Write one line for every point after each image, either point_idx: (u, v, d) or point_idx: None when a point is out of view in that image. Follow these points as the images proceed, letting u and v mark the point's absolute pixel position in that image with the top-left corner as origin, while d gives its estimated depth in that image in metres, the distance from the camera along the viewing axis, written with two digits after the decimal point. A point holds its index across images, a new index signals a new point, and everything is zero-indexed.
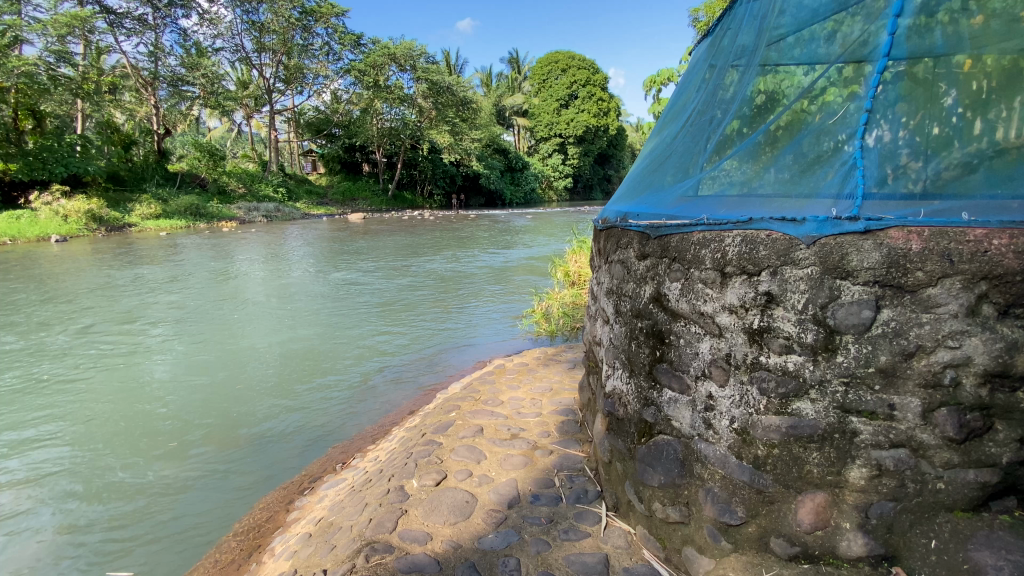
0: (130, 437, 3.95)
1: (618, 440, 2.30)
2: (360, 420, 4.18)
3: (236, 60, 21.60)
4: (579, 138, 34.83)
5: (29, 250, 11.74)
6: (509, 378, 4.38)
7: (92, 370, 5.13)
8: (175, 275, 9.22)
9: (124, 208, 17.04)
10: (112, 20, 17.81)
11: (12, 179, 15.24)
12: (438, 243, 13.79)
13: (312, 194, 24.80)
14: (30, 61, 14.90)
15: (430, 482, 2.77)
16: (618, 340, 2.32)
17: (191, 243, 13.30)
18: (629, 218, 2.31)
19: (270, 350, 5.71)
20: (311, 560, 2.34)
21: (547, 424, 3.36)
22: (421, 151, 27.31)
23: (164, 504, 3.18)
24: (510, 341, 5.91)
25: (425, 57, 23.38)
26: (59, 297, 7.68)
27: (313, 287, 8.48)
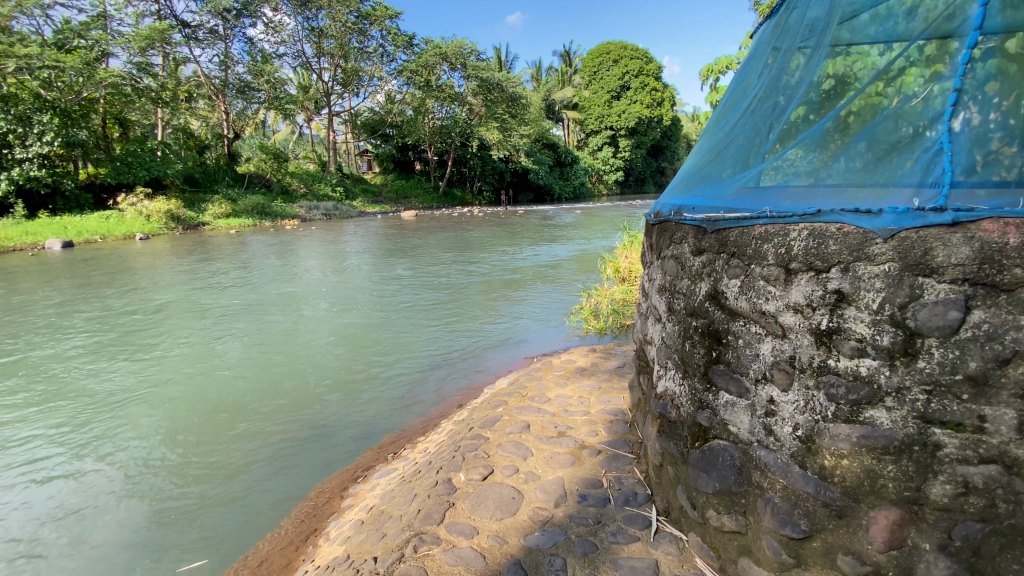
0: (201, 421, 4.26)
1: (670, 443, 2.21)
2: (409, 412, 4.28)
3: (297, 65, 22.57)
4: (631, 130, 34.16)
5: (118, 248, 12.89)
6: (556, 375, 4.36)
7: (170, 358, 5.60)
8: (244, 272, 9.85)
9: (199, 208, 18.31)
10: (188, 33, 19.10)
11: (103, 182, 16.98)
12: (489, 239, 14.01)
13: (367, 192, 25.81)
14: (116, 73, 16.08)
15: (477, 476, 2.78)
16: (670, 339, 2.22)
17: (259, 240, 14.16)
18: (684, 211, 2.19)
19: (327, 342, 5.96)
20: (364, 547, 2.40)
21: (594, 424, 3.31)
22: (471, 148, 27.71)
23: (231, 485, 3.39)
24: (558, 338, 5.87)
25: (475, 55, 23.70)
26: (136, 293, 8.30)
27: (369, 283, 8.82)
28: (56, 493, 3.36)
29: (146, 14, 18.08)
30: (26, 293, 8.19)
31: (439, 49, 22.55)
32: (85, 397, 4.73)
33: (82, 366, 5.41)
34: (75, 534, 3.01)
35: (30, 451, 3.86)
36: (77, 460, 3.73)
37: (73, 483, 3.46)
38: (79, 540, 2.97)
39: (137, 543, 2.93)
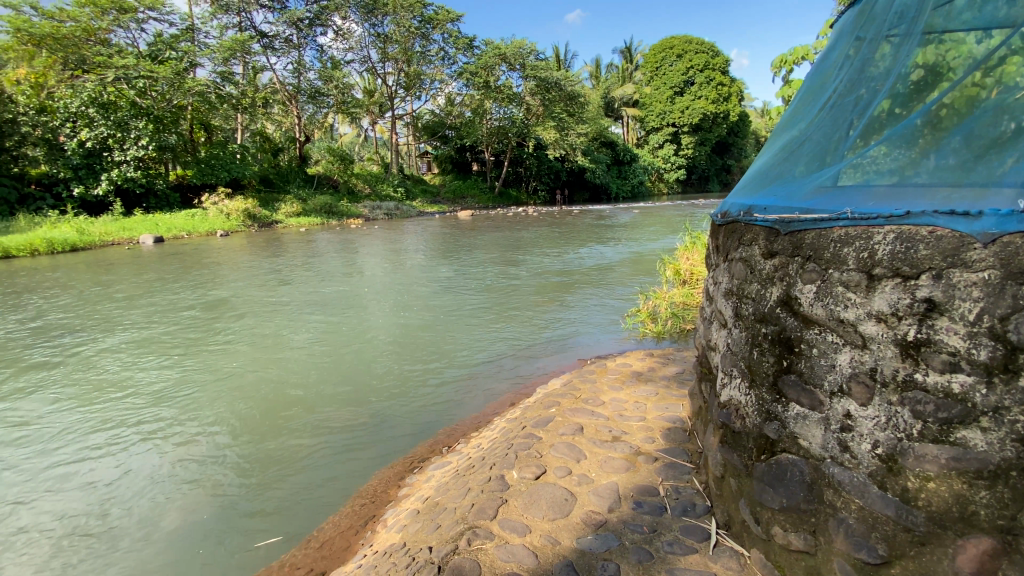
0: (271, 406, 4.55)
1: (733, 454, 2.11)
2: (463, 407, 4.37)
3: (363, 71, 23.53)
4: (694, 127, 32.99)
5: (202, 244, 13.99)
6: (611, 378, 4.29)
7: (244, 347, 6.01)
8: (312, 269, 10.41)
9: (273, 207, 19.52)
10: (266, 43, 20.41)
11: (190, 182, 18.46)
12: (545, 239, 14.03)
13: (426, 192, 26.57)
14: (202, 82, 17.51)
15: (529, 475, 2.80)
16: (736, 346, 2.12)
17: (326, 238, 14.93)
18: (754, 212, 2.08)
19: (386, 338, 6.19)
20: (419, 536, 2.48)
21: (651, 430, 3.23)
22: (528, 148, 27.79)
23: (296, 468, 3.60)
24: (614, 340, 5.79)
25: (534, 55, 23.77)
26: (215, 286, 8.95)
27: (427, 281, 9.07)
28: (143, 468, 3.67)
29: (229, 26, 19.50)
30: (123, 285, 9.04)
31: (498, 49, 22.76)
32: (169, 380, 5.15)
33: (167, 354, 5.89)
34: (161, 501, 3.30)
35: (121, 429, 4.24)
36: (162, 438, 4.08)
37: (157, 460, 3.77)
38: (163, 508, 3.24)
39: (212, 515, 3.17)
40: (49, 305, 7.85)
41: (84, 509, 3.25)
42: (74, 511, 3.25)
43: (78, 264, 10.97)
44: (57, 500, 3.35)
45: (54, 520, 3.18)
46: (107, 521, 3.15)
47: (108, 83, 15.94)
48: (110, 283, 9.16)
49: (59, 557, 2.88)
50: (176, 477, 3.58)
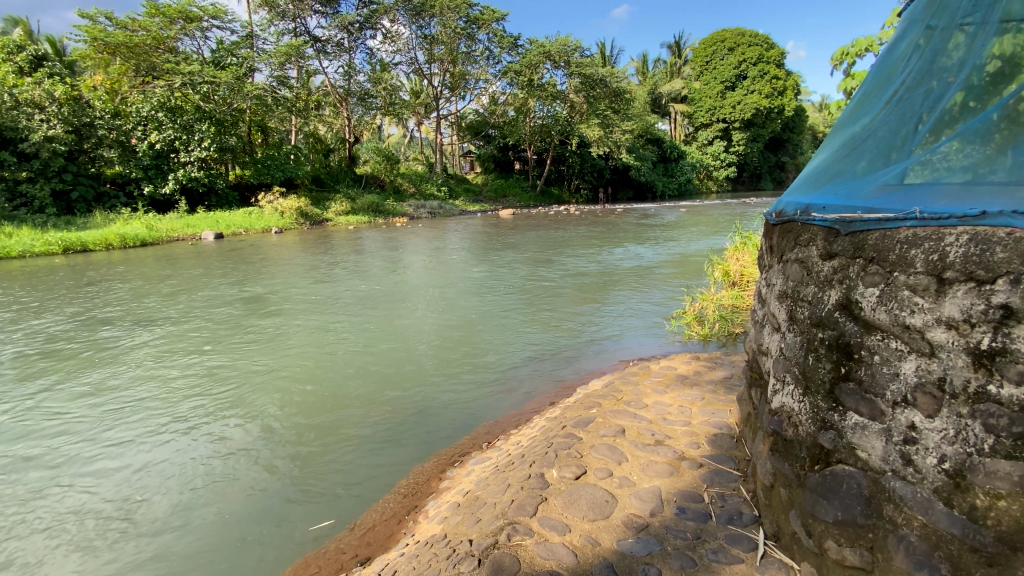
0: (319, 392, 4.73)
1: (784, 463, 2.04)
2: (504, 404, 4.40)
3: (410, 72, 24.03)
4: (746, 123, 31.78)
5: (258, 240, 14.71)
6: (654, 381, 4.21)
7: (295, 335, 6.26)
8: (359, 265, 10.74)
9: (323, 206, 20.27)
10: (319, 48, 21.19)
11: (247, 182, 19.43)
12: (587, 238, 13.90)
13: (469, 191, 26.87)
14: (259, 87, 18.43)
15: (570, 475, 2.79)
16: (789, 351, 2.04)
17: (372, 236, 15.38)
18: (811, 211, 1.98)
19: (429, 333, 6.31)
20: (460, 529, 2.52)
21: (696, 435, 3.16)
22: (571, 146, 27.57)
23: (342, 453, 3.73)
24: (657, 342, 5.68)
25: (579, 52, 23.57)
26: (268, 279, 9.35)
27: (470, 278, 9.18)
28: (200, 445, 3.86)
29: (285, 32, 20.37)
30: (184, 276, 9.57)
31: (543, 47, 22.72)
32: (226, 363, 5.44)
33: (223, 338, 6.18)
34: (217, 476, 3.49)
35: (181, 407, 4.48)
36: (219, 416, 4.31)
37: (214, 437, 3.99)
38: (219, 481, 3.43)
39: (264, 490, 3.33)
40: (120, 293, 8.41)
41: (147, 481, 3.45)
42: (138, 482, 3.45)
43: (146, 257, 11.73)
44: (123, 470, 3.57)
45: (121, 489, 3.39)
46: (167, 492, 3.33)
47: (176, 88, 17.03)
48: (173, 275, 9.73)
49: (125, 523, 3.06)
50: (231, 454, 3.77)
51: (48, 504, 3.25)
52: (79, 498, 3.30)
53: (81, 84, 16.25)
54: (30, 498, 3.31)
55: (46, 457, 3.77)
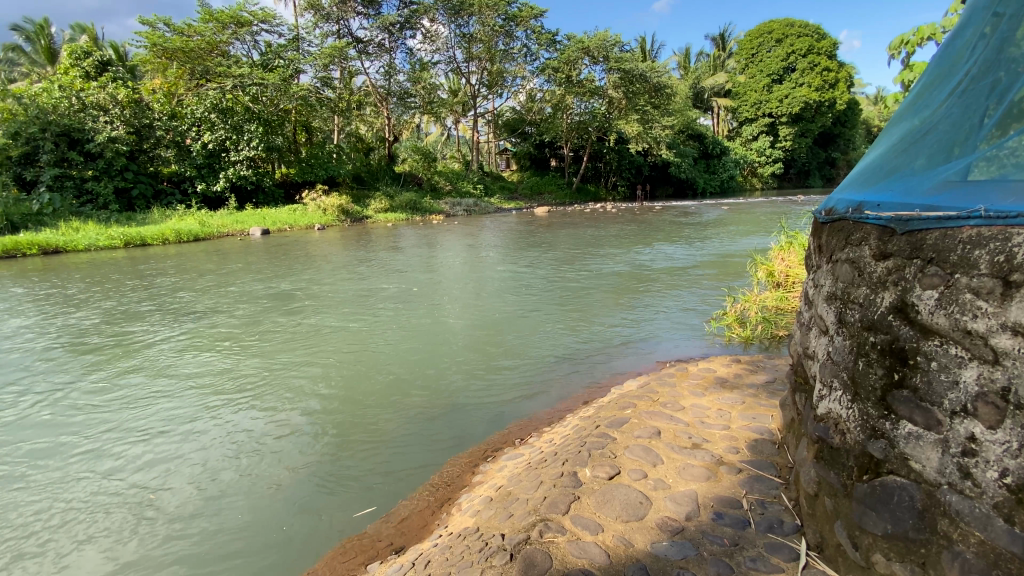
0: (356, 385, 4.86)
1: (830, 472, 1.96)
2: (538, 402, 4.40)
3: (448, 71, 24.29)
4: (794, 117, 30.53)
5: (301, 237, 15.22)
6: (692, 383, 4.12)
7: (335, 329, 6.45)
8: (397, 262, 10.95)
9: (364, 203, 20.77)
10: (361, 49, 21.70)
11: (292, 180, 20.13)
12: (625, 236, 13.69)
13: (505, 189, 26.93)
14: (304, 88, 19.24)
15: (603, 474, 2.77)
16: (837, 355, 1.95)
17: (410, 233, 15.64)
18: (864, 209, 1.89)
19: (464, 330, 6.37)
20: (492, 522, 2.55)
21: (735, 440, 3.08)
22: (609, 143, 27.18)
23: (378, 445, 3.82)
24: (696, 344, 5.55)
25: (618, 47, 23.21)
26: (310, 274, 9.66)
27: (505, 276, 9.20)
28: (245, 433, 4.02)
29: (329, 34, 20.94)
30: (233, 271, 10.02)
31: (581, 43, 22.49)
32: (270, 354, 5.66)
33: (268, 331, 6.44)
34: (261, 461, 3.64)
35: (229, 395, 4.69)
36: (263, 405, 4.49)
37: (257, 424, 4.16)
38: (262, 466, 3.58)
39: (304, 477, 3.45)
40: (175, 286, 8.90)
41: (197, 464, 3.63)
42: (189, 465, 3.62)
43: (198, 252, 12.36)
44: (176, 453, 3.77)
45: (171, 470, 3.57)
46: (216, 476, 3.48)
47: (228, 91, 17.83)
48: (223, 270, 10.21)
49: (177, 504, 3.23)
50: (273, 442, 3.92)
51: (108, 483, 3.46)
52: (137, 478, 3.51)
53: (141, 88, 17.23)
54: (92, 476, 3.53)
55: (107, 438, 4.02)
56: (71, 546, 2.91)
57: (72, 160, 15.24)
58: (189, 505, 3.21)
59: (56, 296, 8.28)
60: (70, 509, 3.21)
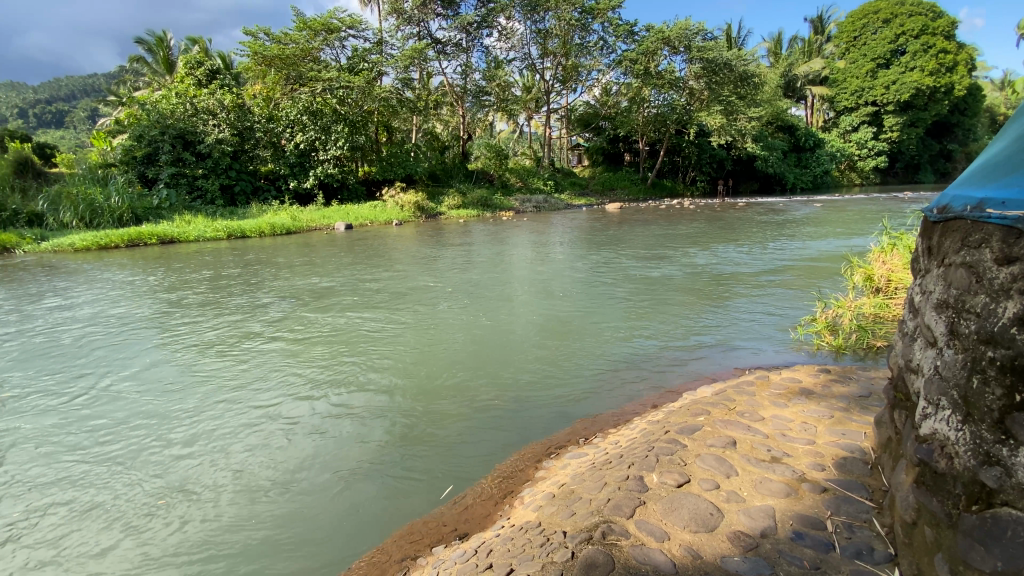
0: (428, 375, 5.04)
1: (931, 499, 1.75)
2: (604, 402, 4.33)
3: (523, 68, 24.40)
4: (902, 105, 27.66)
5: (379, 231, 16.00)
6: (774, 393, 3.86)
7: (409, 321, 6.73)
8: (467, 257, 11.18)
9: (438, 200, 21.44)
10: (439, 49, 22.34)
11: (373, 177, 21.16)
12: (702, 235, 13.08)
13: (576, 184, 26.68)
14: (385, 90, 19.91)
15: (671, 482, 2.68)
16: (948, 370, 1.74)
17: (481, 230, 15.94)
18: (986, 206, 1.65)
19: (532, 326, 6.40)
20: (554, 519, 2.55)
21: (820, 456, 2.85)
22: (688, 136, 26.00)
23: (447, 434, 3.94)
24: (780, 350, 5.21)
25: (701, 36, 22.19)
26: (386, 268, 10.12)
27: (575, 273, 9.13)
28: (323, 414, 4.27)
29: (410, 37, 21.76)
30: (318, 263, 10.73)
31: (661, 33, 21.71)
32: (349, 341, 6.00)
33: (347, 318, 6.85)
34: (337, 441, 3.87)
35: (309, 375, 4.99)
36: (340, 388, 4.76)
37: (335, 405, 4.43)
38: (337, 446, 3.79)
39: (374, 460, 3.61)
40: (267, 275, 9.66)
41: (279, 440, 3.87)
42: (272, 440, 3.88)
43: (288, 245, 13.36)
44: (261, 428, 4.05)
45: (257, 441, 3.88)
46: (296, 452, 3.71)
47: (318, 94, 19.09)
48: (308, 261, 10.93)
49: (261, 476, 3.45)
50: (348, 424, 4.15)
51: (202, 451, 3.76)
52: (227, 448, 3.79)
53: (244, 93, 18.87)
54: (189, 443, 3.86)
55: (202, 408, 4.38)
56: (172, 507, 3.18)
57: (185, 160, 16.98)
58: (272, 478, 3.43)
59: (167, 281, 9.25)
60: (170, 473, 3.51)
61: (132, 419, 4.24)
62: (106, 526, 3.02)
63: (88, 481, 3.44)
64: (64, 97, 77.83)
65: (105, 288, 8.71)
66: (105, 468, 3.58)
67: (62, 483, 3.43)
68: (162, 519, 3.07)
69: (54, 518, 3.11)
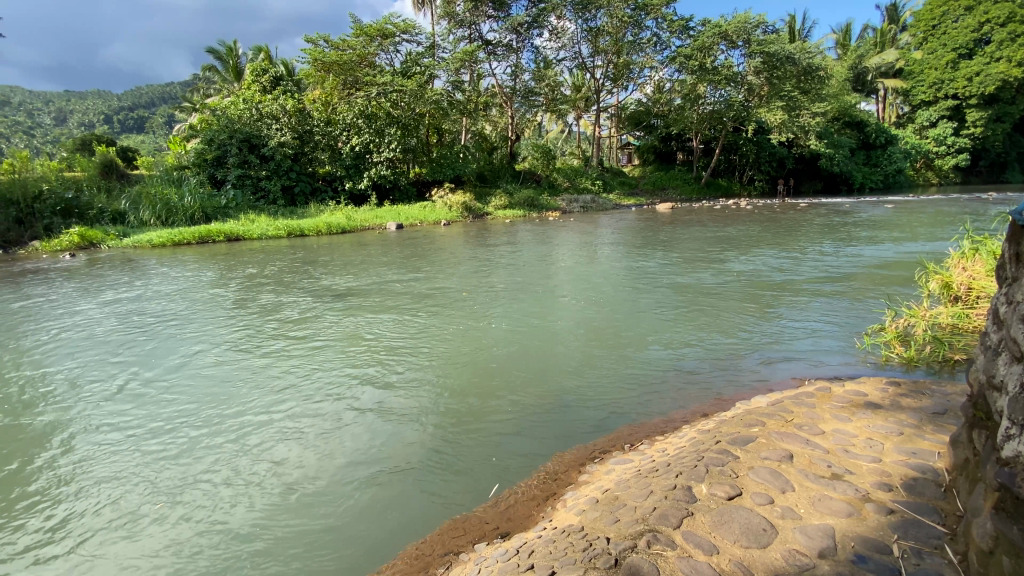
0: (473, 374, 5.11)
1: (1013, 529, 1.59)
2: (650, 408, 4.23)
3: (573, 67, 24.24)
4: (987, 98, 25.51)
5: (428, 231, 16.34)
6: (836, 406, 3.64)
7: (456, 320, 6.83)
8: (514, 257, 11.22)
9: (485, 200, 21.66)
10: (490, 50, 22.55)
11: (423, 177, 21.62)
12: (759, 237, 12.53)
13: (625, 184, 26.26)
14: (437, 92, 20.12)
15: (721, 494, 2.57)
16: None
17: (528, 230, 15.96)
18: None
19: (578, 328, 6.34)
20: (597, 524, 2.51)
21: (886, 475, 2.66)
22: (746, 134, 24.96)
23: (490, 433, 3.97)
24: (842, 361, 4.91)
25: (762, 29, 21.27)
26: (434, 268, 10.33)
27: (622, 275, 8.98)
28: (371, 410, 4.39)
29: (461, 39, 22.09)
30: (370, 262, 11.09)
31: (719, 27, 20.99)
32: (398, 338, 6.17)
33: (395, 316, 7.04)
34: (384, 437, 3.96)
35: (360, 372, 5.18)
36: (388, 384, 4.90)
37: (383, 401, 4.56)
38: (384, 442, 3.89)
39: (419, 457, 3.68)
40: (323, 272, 10.09)
41: (327, 435, 4.00)
42: (322, 435, 4.02)
43: (342, 244, 13.88)
44: (312, 423, 4.20)
45: (308, 434, 4.04)
46: (345, 446, 3.85)
47: (373, 98, 19.74)
48: (361, 260, 11.31)
49: (311, 470, 3.58)
50: (395, 420, 4.26)
51: (256, 444, 3.93)
52: (282, 440, 3.97)
53: (305, 99, 19.80)
54: (248, 434, 4.08)
55: (257, 402, 4.59)
56: (231, 495, 3.35)
57: (250, 163, 18.00)
58: (321, 472, 3.55)
59: (231, 277, 9.83)
60: (230, 460, 3.72)
61: (194, 411, 4.49)
62: (172, 510, 3.23)
63: (153, 470, 3.66)
64: (143, 103, 84.10)
65: (176, 283, 9.35)
66: (169, 457, 3.81)
67: (130, 471, 3.67)
68: (219, 508, 3.23)
69: (123, 503, 3.33)
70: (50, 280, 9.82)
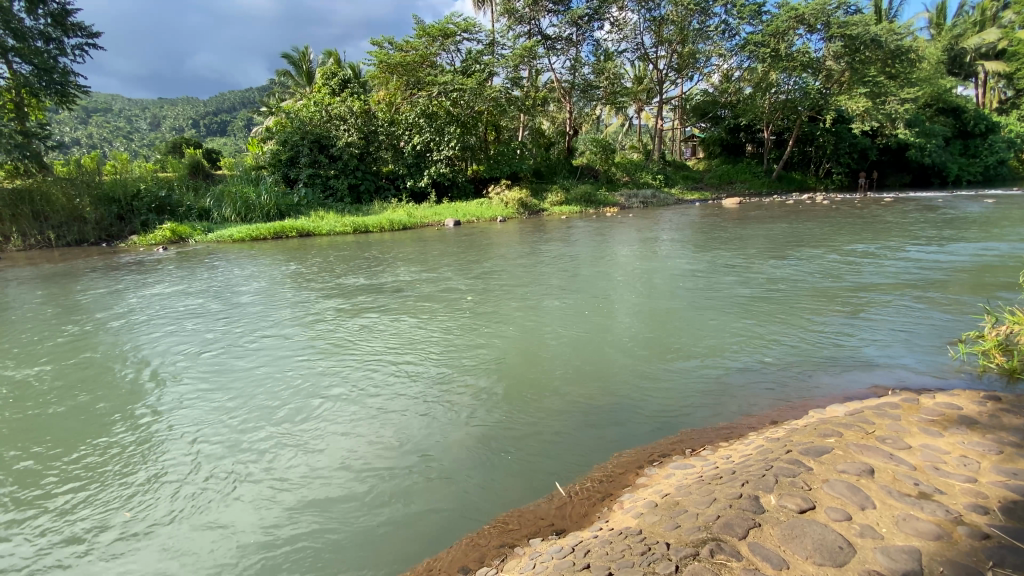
0: (528, 371, 5.13)
1: None
2: (713, 413, 4.07)
3: (634, 58, 23.63)
4: None
5: (485, 227, 16.55)
6: (924, 419, 3.34)
7: (511, 317, 6.88)
8: (570, 254, 11.12)
9: (542, 196, 21.64)
10: (549, 45, 22.42)
11: (480, 174, 21.90)
12: (834, 234, 11.72)
13: (687, 179, 25.37)
14: (496, 90, 20.54)
15: (792, 506, 2.44)
16: None
17: (584, 226, 15.79)
18: None
19: (635, 327, 6.20)
20: (657, 528, 2.46)
21: (983, 497, 2.42)
22: (823, 123, 23.31)
23: (544, 431, 3.97)
24: (931, 371, 4.49)
25: (844, 10, 19.76)
26: (490, 264, 10.44)
27: (682, 273, 8.68)
28: (428, 404, 4.51)
29: (521, 34, 22.09)
30: (428, 258, 11.40)
31: (794, 11, 19.72)
32: (454, 334, 6.30)
33: (452, 312, 7.19)
34: (441, 429, 4.08)
35: (419, 366, 5.33)
36: (445, 379, 5.01)
37: (440, 395, 4.68)
38: (440, 435, 3.99)
39: (474, 450, 3.76)
40: (384, 268, 10.47)
41: (386, 427, 4.15)
42: (380, 426, 4.17)
43: (402, 240, 14.32)
44: (371, 414, 4.36)
45: (371, 423, 4.23)
46: (405, 437, 3.99)
47: (434, 98, 20.24)
48: (419, 256, 11.63)
49: (369, 460, 3.72)
50: (452, 414, 4.35)
51: (321, 432, 4.14)
52: (347, 428, 4.17)
53: (370, 100, 20.59)
54: (316, 420, 4.33)
55: (322, 391, 4.85)
56: (300, 477, 3.56)
57: (320, 162, 19.00)
58: (381, 461, 3.69)
59: (300, 271, 10.40)
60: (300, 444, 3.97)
61: (266, 397, 4.80)
62: (248, 488, 3.48)
63: (227, 452, 3.93)
64: (224, 108, 90.57)
65: (252, 277, 10.01)
66: (240, 442, 4.06)
67: (214, 448, 4.00)
68: (286, 492, 3.42)
69: (199, 482, 3.59)
70: (145, 273, 10.80)
